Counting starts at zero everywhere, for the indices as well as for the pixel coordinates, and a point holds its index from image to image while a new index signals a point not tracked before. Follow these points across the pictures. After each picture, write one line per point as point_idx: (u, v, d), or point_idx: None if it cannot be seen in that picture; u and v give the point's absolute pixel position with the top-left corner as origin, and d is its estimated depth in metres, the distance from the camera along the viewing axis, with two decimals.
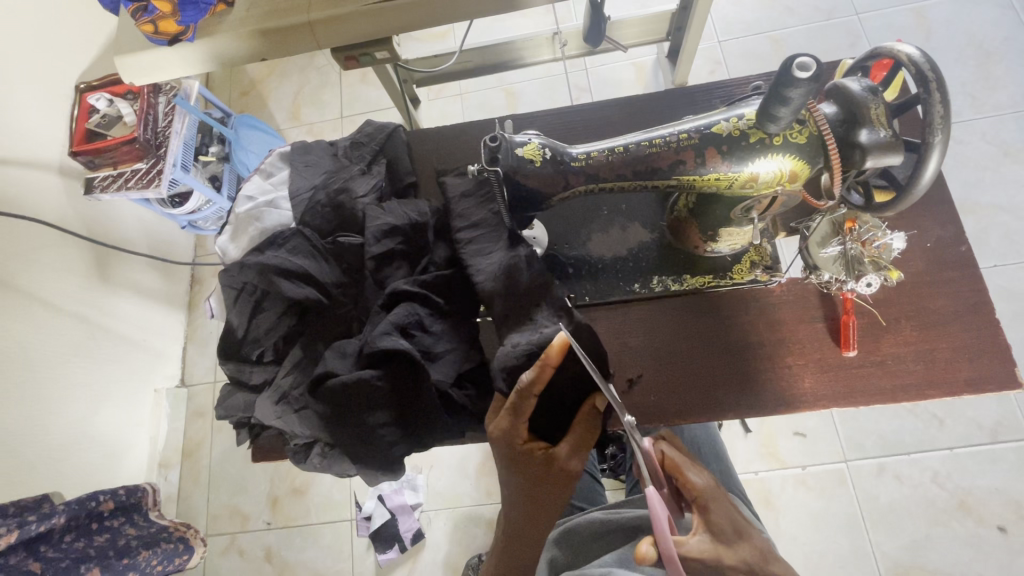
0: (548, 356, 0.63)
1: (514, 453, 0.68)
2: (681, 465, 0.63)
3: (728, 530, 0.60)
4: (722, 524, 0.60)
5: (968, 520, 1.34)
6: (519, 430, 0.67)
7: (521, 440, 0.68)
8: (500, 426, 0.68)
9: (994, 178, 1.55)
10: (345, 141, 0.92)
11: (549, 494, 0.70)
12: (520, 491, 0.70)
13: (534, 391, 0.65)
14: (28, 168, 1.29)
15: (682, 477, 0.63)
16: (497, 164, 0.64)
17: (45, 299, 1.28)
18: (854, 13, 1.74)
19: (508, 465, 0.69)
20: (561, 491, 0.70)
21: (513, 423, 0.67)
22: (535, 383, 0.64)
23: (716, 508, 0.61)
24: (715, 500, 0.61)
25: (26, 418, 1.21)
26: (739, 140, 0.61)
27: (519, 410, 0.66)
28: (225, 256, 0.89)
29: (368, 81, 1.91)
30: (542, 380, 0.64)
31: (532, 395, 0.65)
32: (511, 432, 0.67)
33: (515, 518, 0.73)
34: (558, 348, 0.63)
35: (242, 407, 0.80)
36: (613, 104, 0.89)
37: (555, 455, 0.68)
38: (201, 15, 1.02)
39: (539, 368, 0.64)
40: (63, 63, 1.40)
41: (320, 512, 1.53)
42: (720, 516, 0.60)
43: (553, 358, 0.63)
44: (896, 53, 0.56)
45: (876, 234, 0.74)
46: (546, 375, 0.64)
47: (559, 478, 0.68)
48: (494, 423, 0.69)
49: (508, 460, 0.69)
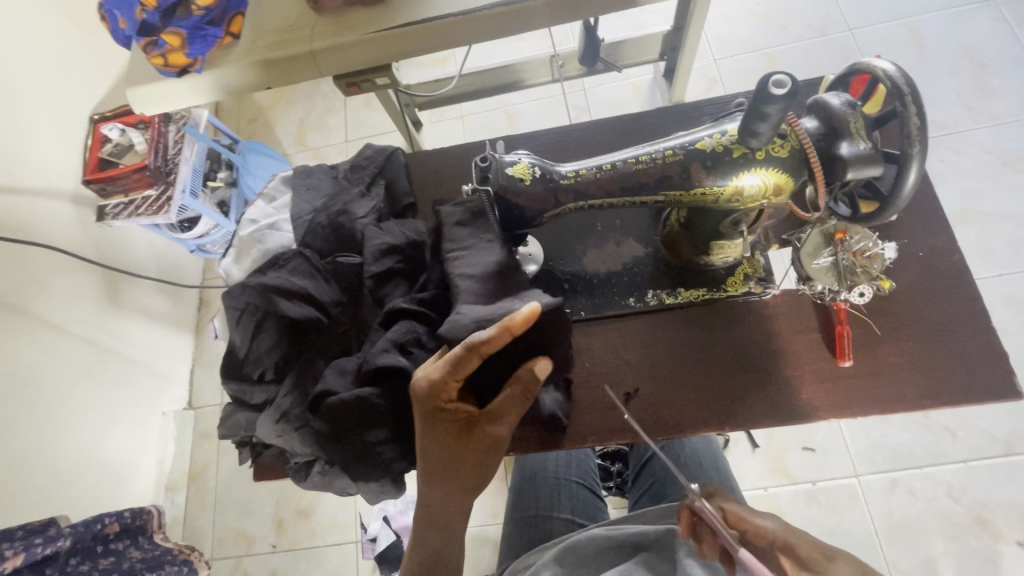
0: (512, 322, 0.63)
1: (435, 410, 0.66)
2: (744, 515, 0.72)
3: (817, 555, 0.64)
4: (811, 553, 0.65)
5: (986, 535, 1.30)
6: (448, 386, 0.65)
7: (447, 398, 0.65)
8: (429, 378, 0.65)
9: (995, 187, 1.55)
10: (346, 164, 0.94)
11: (470, 466, 0.68)
12: (434, 457, 0.68)
13: (483, 350, 0.64)
14: (42, 197, 1.33)
15: (748, 527, 0.71)
16: (488, 183, 0.66)
17: (56, 323, 1.31)
18: (848, 28, 1.78)
19: (425, 425, 0.67)
20: (483, 464, 0.68)
21: (444, 377, 0.64)
22: (488, 343, 0.63)
23: (796, 541, 0.67)
24: (792, 535, 0.68)
25: (34, 443, 1.22)
26: (723, 155, 0.62)
27: (457, 365, 0.64)
28: (229, 278, 0.92)
29: (371, 106, 1.97)
30: (499, 343, 0.63)
31: (479, 353, 0.64)
32: (439, 387, 0.64)
33: (427, 493, 0.70)
34: (524, 316, 0.63)
35: (245, 426, 0.82)
36: (605, 124, 0.92)
37: (484, 426, 0.67)
38: (209, 48, 1.06)
39: (499, 330, 0.63)
40: (78, 96, 1.45)
41: (326, 534, 1.53)
42: (803, 544, 0.66)
43: (516, 325, 0.63)
44: (873, 68, 0.58)
45: (868, 244, 0.76)
46: (503, 340, 0.63)
47: (484, 449, 0.68)
48: (421, 375, 0.66)
49: (426, 416, 0.67)
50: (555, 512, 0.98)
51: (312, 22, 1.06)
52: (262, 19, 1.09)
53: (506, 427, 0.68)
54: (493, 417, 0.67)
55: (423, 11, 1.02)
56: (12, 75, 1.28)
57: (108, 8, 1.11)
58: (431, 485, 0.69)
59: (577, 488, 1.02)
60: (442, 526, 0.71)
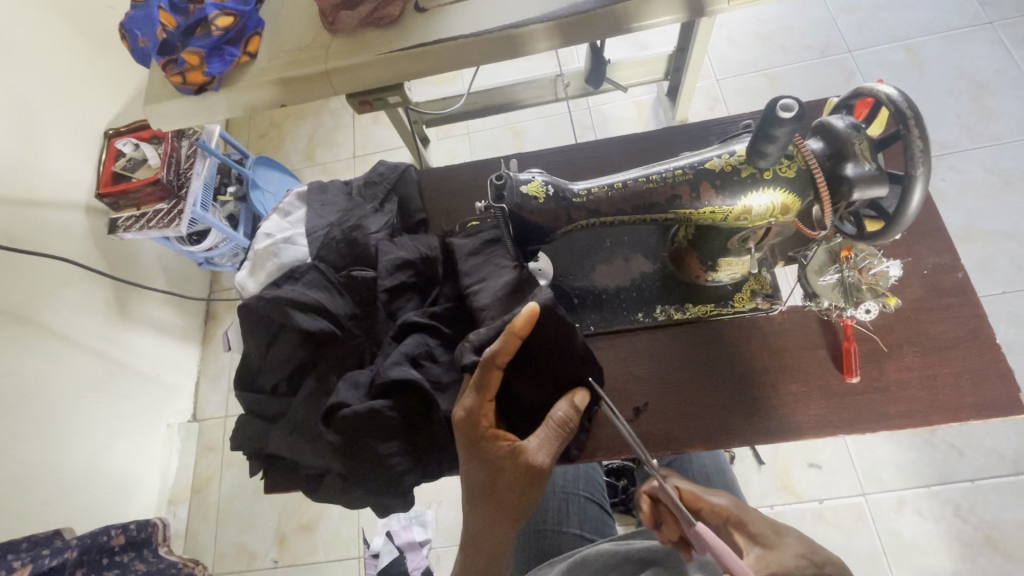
0: (515, 323, 0.66)
1: (477, 438, 0.68)
2: (700, 493, 0.71)
3: (768, 532, 0.66)
4: (761, 528, 0.66)
5: (995, 556, 1.29)
6: (483, 409, 0.68)
7: (487, 422, 0.68)
8: (465, 406, 0.69)
9: (996, 206, 1.57)
10: (359, 180, 0.97)
11: (515, 495, 0.67)
12: (478, 487, 0.68)
13: (499, 362, 0.67)
14: (55, 210, 1.35)
15: (704, 504, 0.71)
16: (503, 201, 0.68)
17: (66, 334, 1.33)
18: (847, 50, 1.81)
19: (469, 454, 0.69)
20: (528, 491, 0.68)
21: (476, 400, 0.68)
22: (500, 352, 0.66)
23: (750, 518, 0.68)
24: (744, 511, 0.69)
25: (41, 453, 1.23)
26: (732, 174, 0.64)
27: (482, 385, 0.68)
28: (244, 291, 0.93)
29: (380, 122, 2.00)
30: (508, 350, 0.66)
31: (497, 365, 0.67)
32: (475, 411, 0.68)
33: (473, 524, 0.70)
34: (525, 317, 0.66)
35: (257, 437, 0.83)
36: (613, 143, 0.94)
37: (523, 451, 0.67)
38: (226, 67, 1.10)
39: (506, 337, 0.66)
40: (94, 112, 1.49)
41: (329, 549, 1.52)
42: (756, 521, 0.67)
43: (519, 327, 0.66)
44: (877, 92, 0.60)
45: (872, 262, 0.75)
46: (512, 345, 0.66)
47: (526, 475, 0.67)
48: (460, 406, 0.70)
49: (469, 444, 0.69)
50: (562, 526, 0.98)
51: (328, 43, 1.09)
52: (279, 38, 1.12)
53: (546, 452, 0.68)
54: (535, 441, 0.68)
55: (434, 33, 1.06)
56: (30, 91, 1.32)
57: (129, 27, 1.15)
58: (477, 517, 0.69)
59: (586, 504, 1.02)
60: (489, 558, 0.69)
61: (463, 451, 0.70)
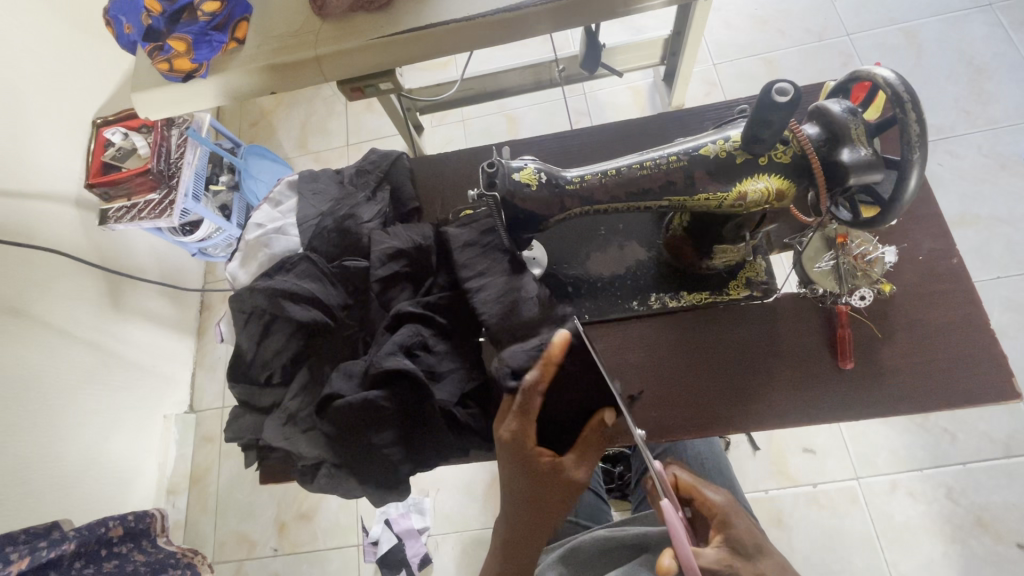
0: (551, 352, 0.68)
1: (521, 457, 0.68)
2: (695, 484, 0.71)
3: (748, 544, 0.64)
4: (741, 535, 0.64)
5: (985, 537, 1.31)
6: (528, 432, 0.68)
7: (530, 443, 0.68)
8: (512, 428, 0.70)
9: (993, 191, 1.57)
10: (351, 168, 0.96)
11: (556, 503, 0.67)
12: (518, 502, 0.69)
13: (540, 388, 0.68)
14: (45, 201, 1.33)
15: (695, 495, 0.70)
16: (495, 189, 0.67)
17: (59, 326, 1.32)
18: (846, 33, 1.79)
19: (511, 470, 0.69)
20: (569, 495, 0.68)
21: (521, 423, 0.69)
22: (539, 378, 0.68)
23: (736, 522, 0.66)
24: (734, 514, 0.67)
25: (36, 445, 1.23)
26: (726, 160, 0.64)
27: (526, 409, 0.69)
28: (235, 281, 0.92)
29: (372, 110, 1.98)
30: (547, 377, 0.68)
31: (538, 392, 0.68)
32: (520, 433, 0.68)
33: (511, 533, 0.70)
34: (558, 344, 0.69)
35: (251, 428, 0.83)
36: (608, 129, 0.93)
37: (558, 464, 0.66)
38: (214, 53, 1.08)
39: (542, 365, 0.68)
40: (81, 101, 1.46)
41: (327, 537, 1.53)
42: (739, 528, 0.65)
43: (556, 355, 0.68)
44: (874, 76, 0.59)
45: (868, 248, 0.77)
46: (550, 373, 0.68)
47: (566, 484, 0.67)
48: (507, 427, 0.71)
49: (513, 463, 0.69)
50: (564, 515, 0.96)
51: (317, 28, 1.07)
52: (268, 23, 1.10)
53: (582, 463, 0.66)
54: (570, 456, 0.66)
55: (426, 18, 1.03)
56: (16, 79, 1.29)
57: (113, 13, 1.12)
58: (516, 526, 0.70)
59: (582, 492, 1.04)
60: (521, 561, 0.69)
61: (506, 469, 0.70)
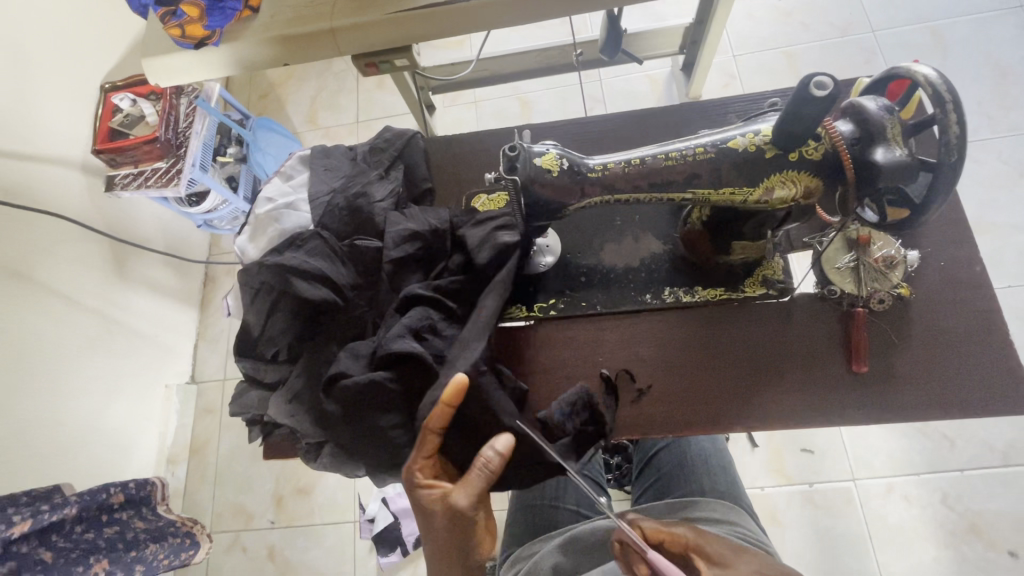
0: (444, 395, 0.68)
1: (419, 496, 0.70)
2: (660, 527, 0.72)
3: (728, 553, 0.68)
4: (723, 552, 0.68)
5: (978, 544, 1.32)
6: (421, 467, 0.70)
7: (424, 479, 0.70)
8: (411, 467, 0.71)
9: (1010, 198, 1.54)
10: (365, 146, 0.94)
11: (463, 537, 0.69)
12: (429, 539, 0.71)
13: (434, 427, 0.70)
14: (50, 165, 1.31)
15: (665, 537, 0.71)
16: (515, 173, 0.65)
17: (63, 292, 1.31)
18: (870, 30, 1.75)
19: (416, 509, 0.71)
20: (471, 532, 0.69)
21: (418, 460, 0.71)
22: (433, 420, 0.69)
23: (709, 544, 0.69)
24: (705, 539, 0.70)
25: (38, 410, 1.23)
26: (756, 155, 0.62)
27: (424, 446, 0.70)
28: (243, 256, 0.90)
29: (384, 87, 1.94)
30: (442, 419, 0.69)
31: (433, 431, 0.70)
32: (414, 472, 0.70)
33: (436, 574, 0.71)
34: (453, 388, 0.69)
35: (256, 404, 0.82)
36: (626, 117, 0.91)
37: (451, 497, 0.68)
38: (227, 21, 1.05)
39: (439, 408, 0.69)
40: (90, 64, 1.43)
41: (324, 512, 1.54)
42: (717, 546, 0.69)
43: (449, 398, 0.68)
44: (914, 74, 0.57)
45: (890, 252, 0.76)
46: (444, 415, 0.69)
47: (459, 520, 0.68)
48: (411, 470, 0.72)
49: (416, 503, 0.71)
50: (559, 502, 0.98)
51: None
52: None
53: (467, 500, 0.67)
54: (460, 494, 0.68)
55: None
56: (24, 38, 1.26)
57: None
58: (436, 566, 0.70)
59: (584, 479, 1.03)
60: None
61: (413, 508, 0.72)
